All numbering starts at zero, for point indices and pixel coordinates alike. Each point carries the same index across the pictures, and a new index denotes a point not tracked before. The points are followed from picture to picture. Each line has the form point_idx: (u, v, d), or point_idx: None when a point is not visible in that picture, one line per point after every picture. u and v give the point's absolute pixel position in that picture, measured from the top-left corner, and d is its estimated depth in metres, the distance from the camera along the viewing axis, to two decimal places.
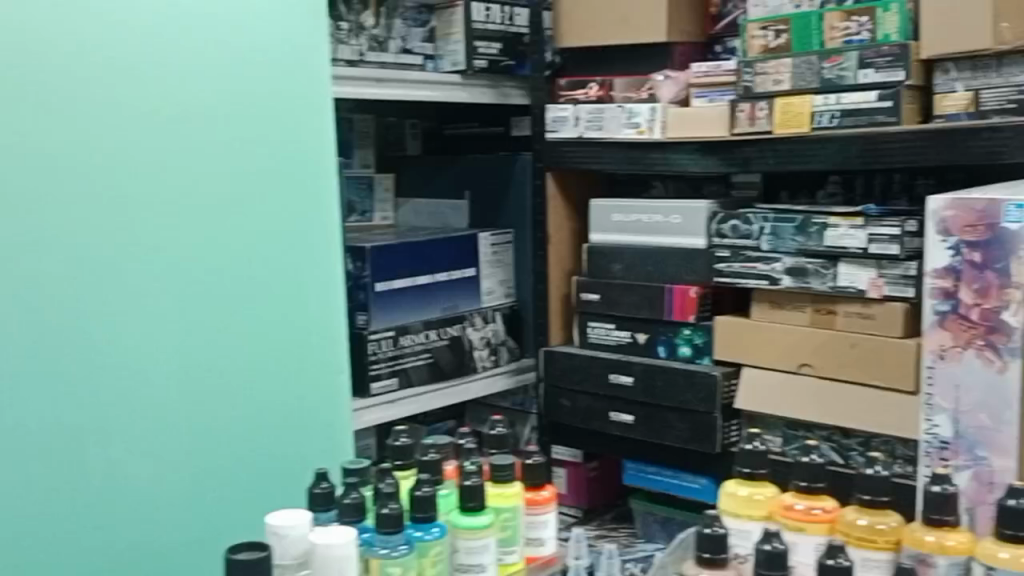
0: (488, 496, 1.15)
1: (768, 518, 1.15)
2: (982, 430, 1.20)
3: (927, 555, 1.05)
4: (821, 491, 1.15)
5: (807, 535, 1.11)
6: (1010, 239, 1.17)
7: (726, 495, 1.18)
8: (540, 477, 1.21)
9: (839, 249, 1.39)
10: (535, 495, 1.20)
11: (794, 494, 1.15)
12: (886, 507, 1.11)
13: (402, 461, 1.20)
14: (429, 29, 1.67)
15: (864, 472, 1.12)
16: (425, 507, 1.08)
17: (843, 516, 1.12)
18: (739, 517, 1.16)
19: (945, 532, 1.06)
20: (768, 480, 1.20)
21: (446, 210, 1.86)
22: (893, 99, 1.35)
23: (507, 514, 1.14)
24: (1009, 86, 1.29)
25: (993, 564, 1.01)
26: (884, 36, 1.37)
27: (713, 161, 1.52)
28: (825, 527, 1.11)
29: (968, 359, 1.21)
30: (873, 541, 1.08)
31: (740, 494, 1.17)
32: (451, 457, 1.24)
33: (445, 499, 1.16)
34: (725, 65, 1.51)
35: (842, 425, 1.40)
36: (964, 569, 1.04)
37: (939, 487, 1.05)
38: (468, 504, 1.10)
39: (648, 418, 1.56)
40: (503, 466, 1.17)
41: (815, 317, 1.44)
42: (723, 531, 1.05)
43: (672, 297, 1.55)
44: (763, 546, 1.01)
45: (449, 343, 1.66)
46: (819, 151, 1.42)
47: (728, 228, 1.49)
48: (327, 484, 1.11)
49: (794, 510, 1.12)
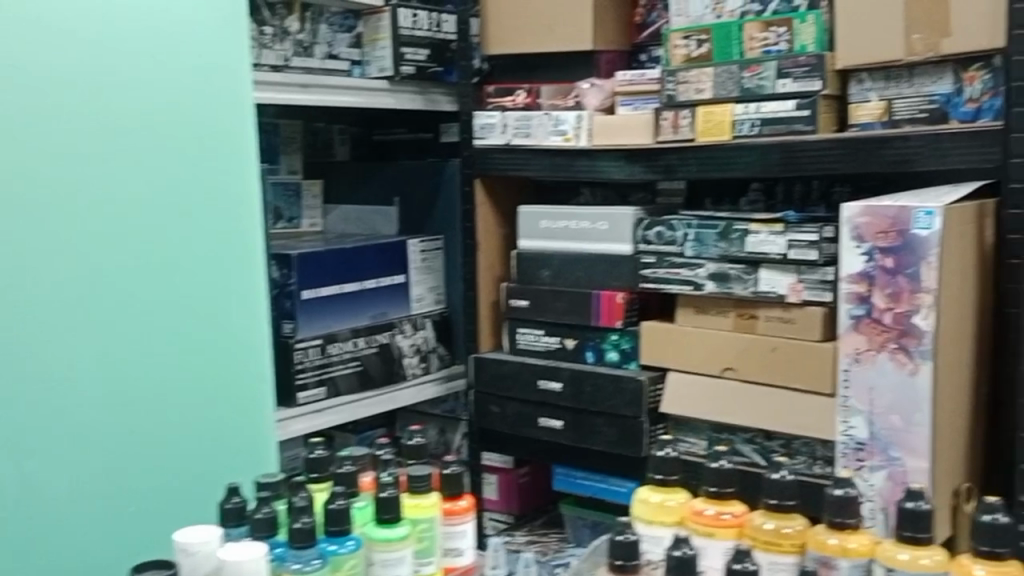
0: (404, 508, 1.16)
1: (679, 524, 1.18)
2: (896, 431, 1.24)
3: (830, 558, 1.08)
4: (730, 496, 1.17)
5: (717, 540, 1.13)
6: (919, 244, 1.21)
7: (640, 502, 1.20)
8: (458, 487, 1.21)
9: (760, 255, 1.43)
10: (453, 505, 1.20)
11: (704, 500, 1.17)
12: (791, 510, 1.13)
13: (318, 474, 1.20)
14: (356, 35, 1.66)
15: (772, 476, 1.13)
16: (340, 520, 1.09)
17: (751, 520, 1.14)
18: (650, 524, 1.18)
19: (847, 534, 1.09)
20: (681, 485, 1.23)
21: (375, 216, 1.84)
22: (810, 108, 1.40)
23: (424, 525, 1.15)
24: (920, 96, 1.35)
25: (893, 566, 1.04)
26: (802, 45, 1.41)
27: (638, 168, 1.55)
28: (734, 532, 1.14)
29: (881, 362, 1.25)
30: (780, 544, 1.10)
31: (653, 501, 1.19)
32: (368, 468, 1.25)
33: (361, 511, 1.17)
34: (649, 74, 1.54)
35: (764, 428, 1.43)
36: (866, 571, 1.07)
37: (841, 491, 1.08)
38: (384, 516, 1.11)
39: (577, 424, 1.57)
40: (419, 477, 1.17)
41: (737, 322, 1.48)
42: (635, 537, 1.07)
43: (599, 303, 1.56)
44: (674, 552, 1.03)
45: (378, 351, 1.65)
46: (739, 158, 1.46)
47: (653, 235, 1.52)
48: (240, 499, 1.13)
49: (702, 516, 1.15)
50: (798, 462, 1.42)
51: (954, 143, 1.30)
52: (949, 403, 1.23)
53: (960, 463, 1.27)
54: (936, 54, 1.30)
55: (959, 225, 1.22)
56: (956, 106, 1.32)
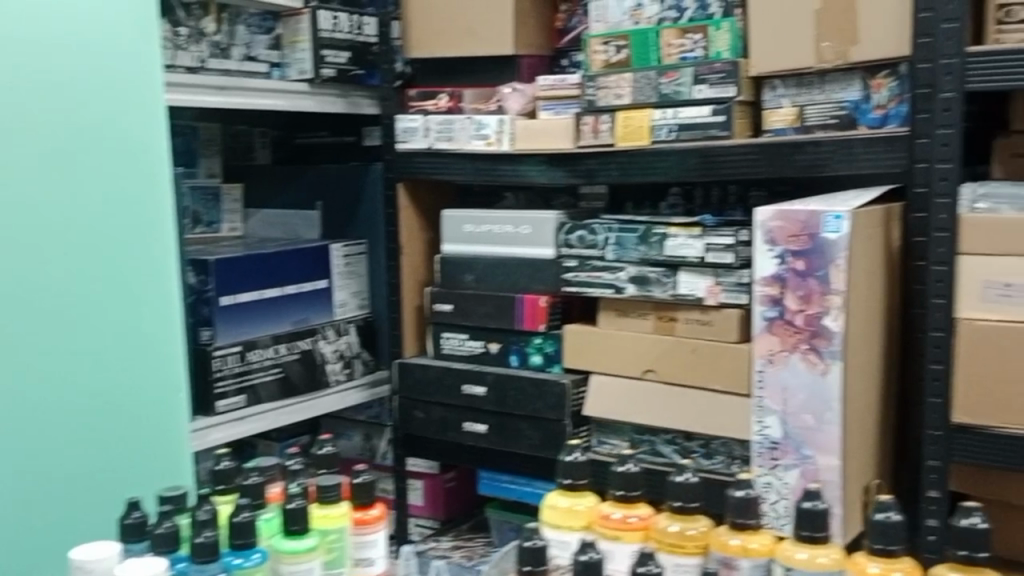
0: (313, 519, 1.16)
1: (587, 527, 1.22)
2: (808, 430, 1.27)
3: (731, 558, 1.12)
4: (636, 499, 1.21)
5: (622, 543, 1.18)
6: (827, 248, 1.24)
7: (549, 507, 1.25)
8: (370, 495, 1.22)
9: (678, 258, 1.45)
10: (365, 514, 1.21)
11: (612, 504, 1.22)
12: (694, 512, 1.18)
13: (223, 486, 1.19)
14: (275, 36, 1.63)
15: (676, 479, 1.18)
16: (246, 534, 1.09)
17: (656, 524, 1.18)
18: (559, 528, 1.23)
19: (748, 534, 1.14)
20: (590, 490, 1.27)
21: (296, 220, 1.82)
22: (725, 113, 1.43)
23: (334, 535, 1.16)
24: (830, 103, 1.38)
25: (791, 564, 1.09)
26: (717, 52, 1.43)
27: (560, 173, 1.56)
28: (639, 535, 1.18)
29: (794, 362, 1.28)
30: (683, 546, 1.15)
31: (562, 506, 1.24)
32: (276, 478, 1.24)
33: (270, 523, 1.17)
34: (570, 79, 1.55)
35: (684, 429, 1.45)
36: (766, 570, 1.12)
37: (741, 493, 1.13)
38: (292, 527, 1.12)
39: (501, 427, 1.58)
40: (328, 487, 1.18)
41: (658, 324, 1.50)
42: (542, 543, 1.08)
43: (522, 307, 1.57)
44: (580, 557, 1.06)
45: (300, 357, 1.63)
46: (658, 163, 1.48)
47: (575, 238, 1.54)
48: (139, 514, 1.11)
49: (610, 519, 1.19)
50: (717, 462, 1.44)
51: (863, 148, 1.33)
52: (859, 401, 1.27)
53: (871, 460, 1.30)
54: (846, 61, 1.33)
55: (868, 227, 1.26)
56: (865, 112, 1.35)
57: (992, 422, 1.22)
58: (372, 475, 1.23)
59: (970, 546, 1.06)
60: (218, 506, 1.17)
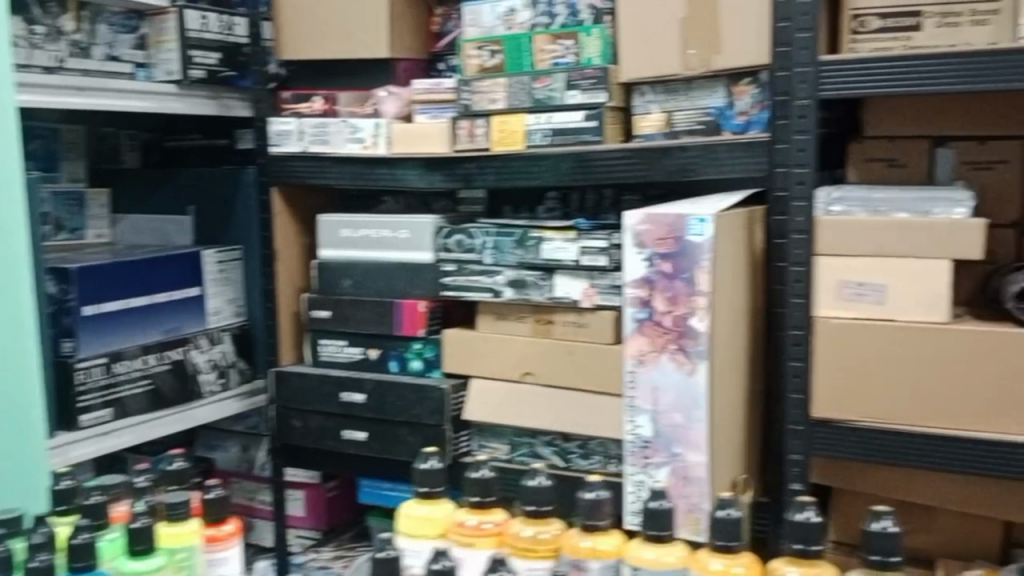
0: (161, 538, 1.16)
1: (441, 536, 1.24)
2: (677, 428, 1.31)
3: (581, 560, 1.16)
4: (491, 505, 1.24)
5: (475, 549, 1.20)
6: (693, 250, 1.28)
7: (404, 516, 1.26)
8: (222, 512, 1.24)
9: (554, 261, 1.46)
10: (218, 531, 1.22)
11: (466, 510, 1.24)
12: (547, 516, 1.21)
13: (64, 506, 1.20)
14: (139, 36, 1.58)
15: (531, 484, 1.21)
16: (84, 557, 1.06)
17: (510, 529, 1.21)
18: (412, 537, 1.25)
19: (598, 535, 1.18)
20: (445, 497, 1.29)
21: (168, 226, 1.77)
22: (598, 118, 1.46)
23: (184, 553, 1.16)
24: (697, 109, 1.44)
25: (639, 564, 1.13)
26: (588, 58, 1.47)
27: (438, 177, 1.55)
28: (493, 540, 1.21)
29: (663, 362, 1.32)
30: (535, 550, 1.17)
31: (416, 514, 1.25)
32: (122, 499, 1.26)
33: (113, 543, 1.16)
34: (444, 83, 1.56)
35: (562, 430, 1.46)
36: (614, 570, 1.16)
37: (591, 494, 1.17)
38: (136, 547, 1.11)
39: (380, 434, 1.56)
40: (177, 505, 1.18)
41: (535, 327, 1.51)
42: (396, 554, 1.08)
43: (400, 312, 1.56)
44: (433, 566, 1.06)
45: (171, 368, 1.58)
46: (532, 168, 1.49)
47: (453, 243, 1.53)
48: None
49: (465, 526, 1.21)
50: (593, 462, 1.46)
51: (726, 153, 1.38)
52: (726, 399, 1.31)
53: (737, 456, 1.35)
54: (710, 69, 1.38)
55: (730, 231, 1.30)
56: (729, 118, 1.40)
57: (849, 416, 1.28)
58: (224, 493, 1.25)
59: (806, 539, 1.11)
60: (55, 528, 1.17)
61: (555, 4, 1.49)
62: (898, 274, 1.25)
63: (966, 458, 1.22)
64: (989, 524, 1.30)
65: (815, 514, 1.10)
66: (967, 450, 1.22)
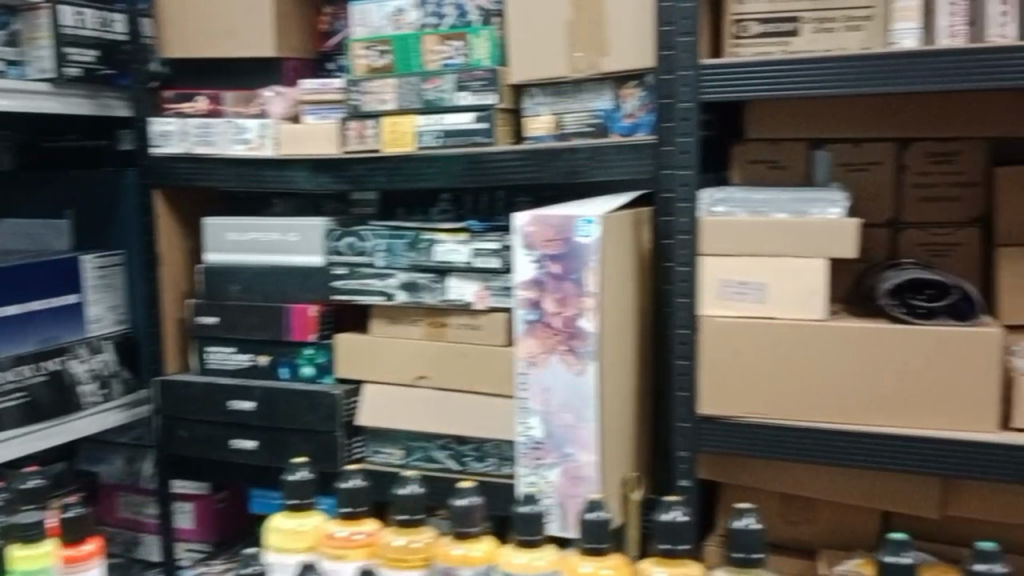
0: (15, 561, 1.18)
1: (310, 548, 1.28)
2: (568, 428, 1.31)
3: (453, 568, 1.20)
4: (362, 515, 1.28)
5: (345, 561, 1.24)
6: (581, 251, 1.29)
7: (273, 530, 1.29)
8: (81, 532, 1.25)
9: (447, 263, 1.45)
10: (77, 552, 1.24)
11: (337, 522, 1.27)
12: (419, 524, 1.25)
13: None
14: (11, 33, 1.50)
15: (402, 494, 1.25)
16: None
17: (381, 539, 1.25)
18: (283, 551, 1.28)
19: (470, 543, 1.21)
20: (316, 508, 1.33)
21: (43, 231, 1.71)
22: (488, 120, 1.45)
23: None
24: (585, 111, 1.45)
25: (511, 570, 1.17)
26: (477, 60, 1.47)
27: (326, 178, 1.53)
28: (363, 551, 1.25)
29: (553, 363, 1.32)
30: (407, 560, 1.22)
31: (286, 528, 1.28)
32: None
33: None
34: (333, 83, 1.54)
35: (456, 433, 1.45)
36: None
37: (466, 502, 1.21)
38: None
39: (271, 442, 1.53)
40: (30, 527, 1.20)
41: (429, 330, 1.49)
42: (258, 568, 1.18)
43: (291, 316, 1.53)
44: None
45: (49, 378, 1.50)
46: (423, 169, 1.48)
47: (344, 246, 1.51)
48: None
49: (337, 538, 1.25)
50: (488, 465, 1.46)
51: (614, 155, 1.40)
52: (615, 398, 1.33)
53: (627, 454, 1.36)
54: (597, 71, 1.40)
55: (617, 232, 1.32)
56: (616, 120, 1.42)
57: (734, 412, 1.31)
58: (85, 512, 1.27)
59: (674, 539, 1.18)
60: None
61: (444, 4, 1.49)
62: (777, 273, 1.29)
63: (841, 450, 1.26)
64: (867, 512, 1.35)
65: (681, 514, 1.17)
66: (842, 443, 1.25)
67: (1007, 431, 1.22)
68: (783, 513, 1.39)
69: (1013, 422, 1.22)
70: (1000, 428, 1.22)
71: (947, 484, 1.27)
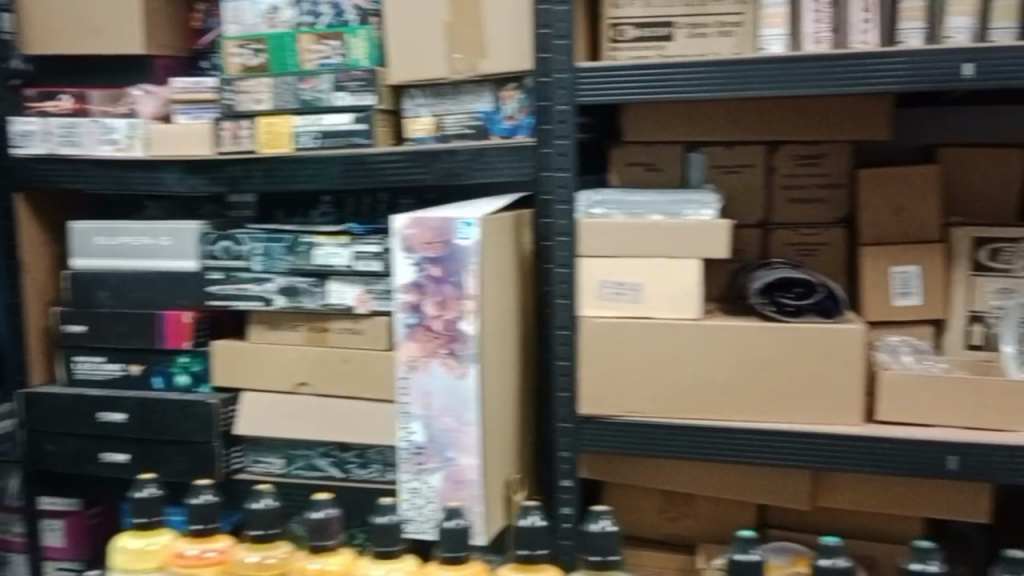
0: None
1: (159, 567, 1.25)
2: (450, 432, 1.30)
3: None
4: (214, 532, 1.25)
5: None
6: (460, 254, 1.28)
7: (119, 550, 1.25)
8: None
9: (327, 267, 1.42)
10: None
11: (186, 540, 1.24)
12: (275, 539, 1.23)
13: None
14: None
15: (255, 509, 1.22)
16: None
17: (232, 557, 1.23)
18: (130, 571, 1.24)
19: (327, 556, 1.20)
20: (166, 525, 1.29)
21: None
22: (367, 121, 1.43)
23: None
24: (466, 113, 1.44)
25: None
26: (354, 60, 1.45)
27: (200, 181, 1.49)
28: (214, 569, 1.22)
29: (433, 367, 1.31)
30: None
31: (131, 549, 1.25)
32: None
33: None
34: (206, 82, 1.49)
35: (338, 440, 1.43)
36: None
37: (319, 515, 1.20)
38: None
39: (145, 454, 1.47)
40: None
41: (309, 335, 1.46)
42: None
43: (163, 323, 1.48)
44: None
45: None
46: (301, 170, 1.45)
47: (219, 250, 1.47)
48: None
49: (186, 557, 1.22)
50: (372, 471, 1.44)
51: (494, 157, 1.40)
52: (496, 400, 1.33)
53: (509, 456, 1.37)
54: (476, 73, 1.39)
55: (497, 233, 1.32)
56: (496, 122, 1.43)
57: (613, 410, 1.32)
58: None
59: (530, 545, 1.19)
60: None
61: (319, 3, 1.47)
62: (653, 273, 1.31)
63: (715, 446, 1.28)
64: (743, 505, 1.38)
65: (539, 520, 1.18)
66: (716, 439, 1.28)
67: (871, 424, 1.27)
68: (663, 509, 1.42)
69: (876, 415, 1.27)
70: (864, 421, 1.27)
71: (817, 476, 1.31)
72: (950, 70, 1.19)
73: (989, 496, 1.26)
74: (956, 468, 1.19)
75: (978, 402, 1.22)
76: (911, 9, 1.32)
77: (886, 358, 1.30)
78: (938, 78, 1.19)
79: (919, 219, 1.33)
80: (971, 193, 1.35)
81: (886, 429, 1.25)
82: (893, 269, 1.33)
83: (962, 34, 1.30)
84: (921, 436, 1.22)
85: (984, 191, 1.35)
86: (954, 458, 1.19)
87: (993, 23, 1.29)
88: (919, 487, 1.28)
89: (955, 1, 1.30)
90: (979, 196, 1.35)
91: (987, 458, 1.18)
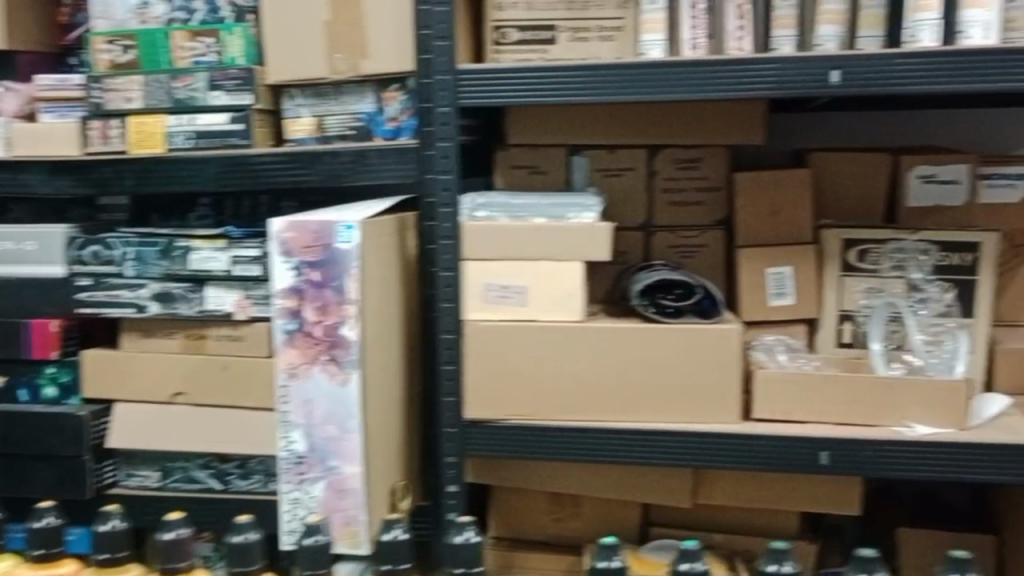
0: None
1: None
2: (333, 440, 1.27)
3: None
4: (59, 557, 1.30)
5: None
6: (341, 258, 1.25)
7: None
8: None
9: (204, 272, 1.37)
10: None
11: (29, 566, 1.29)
12: (123, 562, 1.28)
13: None
14: None
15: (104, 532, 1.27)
16: None
17: None
18: None
19: None
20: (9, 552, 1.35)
21: None
22: (244, 121, 1.39)
23: None
24: (348, 114, 1.42)
25: None
26: (230, 57, 1.40)
27: (67, 182, 1.43)
28: None
29: (314, 374, 1.28)
30: None
31: None
32: None
33: None
34: (72, 79, 1.44)
35: (217, 451, 1.38)
36: None
37: (170, 536, 1.24)
38: None
39: (8, 471, 1.40)
40: None
41: (186, 343, 1.41)
42: None
43: (29, 333, 1.41)
44: None
45: None
46: (176, 171, 1.40)
47: (88, 254, 1.40)
48: None
49: None
50: (252, 482, 1.40)
51: (377, 159, 1.38)
52: (380, 406, 1.31)
53: (394, 463, 1.35)
54: (357, 73, 1.37)
55: (379, 237, 1.30)
56: (378, 123, 1.41)
57: (497, 414, 1.32)
58: None
59: (395, 559, 1.26)
60: None
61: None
62: (536, 276, 1.31)
63: (598, 447, 1.29)
64: (627, 504, 1.40)
65: (401, 533, 1.26)
66: (599, 440, 1.29)
67: (748, 422, 1.30)
68: (550, 510, 1.42)
69: (753, 412, 1.29)
70: (742, 419, 1.30)
71: (697, 474, 1.34)
72: (818, 76, 1.23)
73: (859, 489, 1.30)
74: (827, 463, 1.23)
75: (847, 399, 1.26)
76: (783, 16, 1.36)
77: (763, 356, 1.33)
78: (808, 82, 1.23)
79: (792, 221, 1.37)
80: (840, 196, 1.39)
81: (762, 427, 1.28)
82: (768, 270, 1.37)
83: (831, 42, 1.34)
84: (794, 432, 1.25)
85: (853, 193, 1.39)
86: (825, 453, 1.23)
87: (859, 31, 1.34)
88: (793, 482, 1.32)
89: (824, 10, 1.34)
90: (848, 198, 1.39)
91: (856, 453, 1.22)
